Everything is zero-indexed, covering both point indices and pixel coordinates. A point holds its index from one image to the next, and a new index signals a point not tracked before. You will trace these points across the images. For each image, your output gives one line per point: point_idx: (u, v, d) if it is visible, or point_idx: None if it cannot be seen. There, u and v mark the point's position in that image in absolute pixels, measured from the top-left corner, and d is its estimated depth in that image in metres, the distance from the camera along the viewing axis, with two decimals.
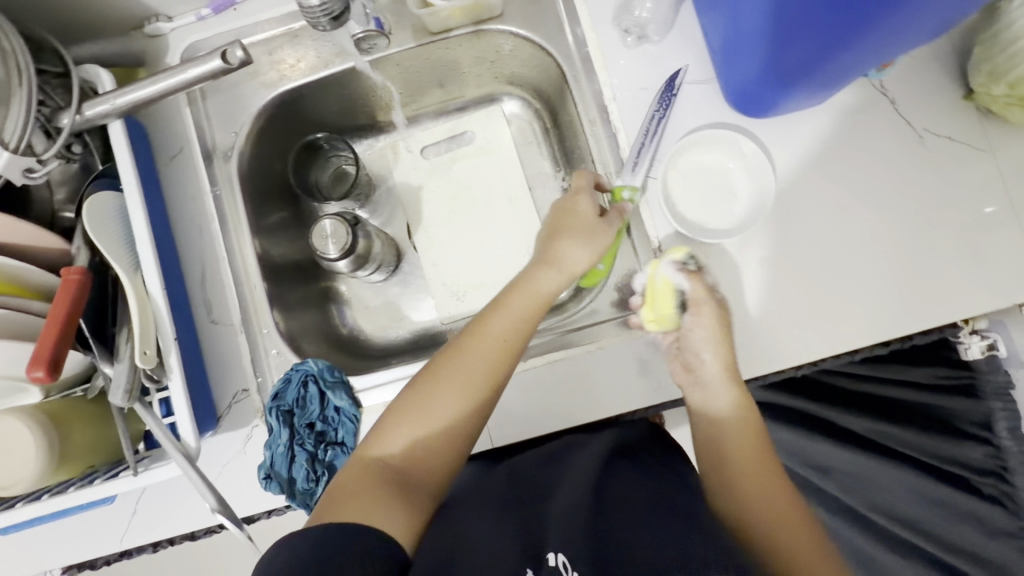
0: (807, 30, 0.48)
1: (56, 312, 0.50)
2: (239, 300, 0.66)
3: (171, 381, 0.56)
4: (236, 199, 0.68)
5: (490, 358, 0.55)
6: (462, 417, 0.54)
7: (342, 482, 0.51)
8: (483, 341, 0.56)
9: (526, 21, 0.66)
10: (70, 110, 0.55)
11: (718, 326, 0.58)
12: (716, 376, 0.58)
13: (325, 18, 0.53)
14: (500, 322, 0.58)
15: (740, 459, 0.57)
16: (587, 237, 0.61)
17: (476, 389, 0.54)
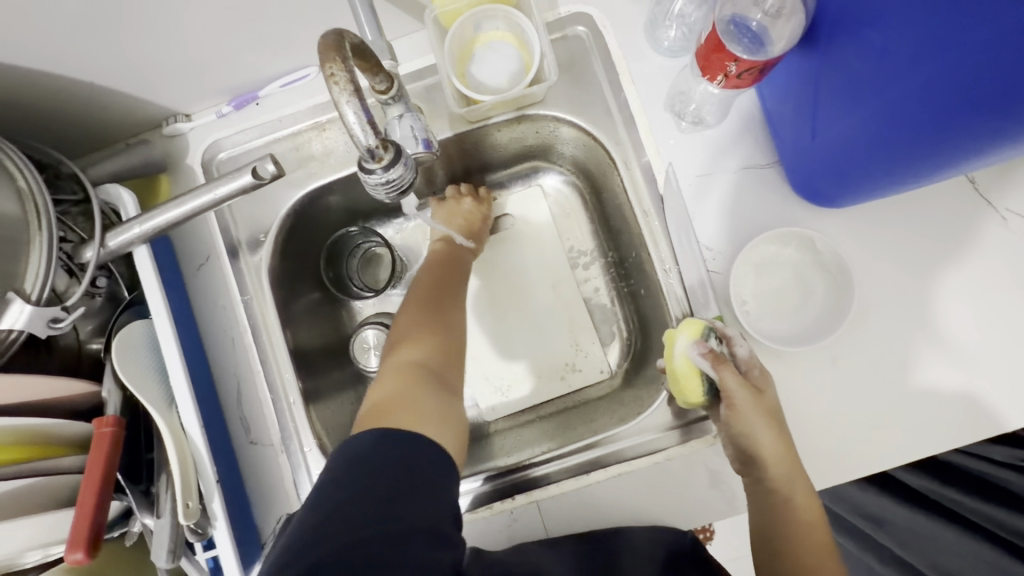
0: (880, 149, 0.45)
1: (91, 477, 0.46)
2: (277, 417, 0.62)
3: (216, 530, 0.52)
4: (267, 305, 0.64)
5: (458, 274, 0.67)
6: (453, 333, 0.60)
7: (386, 390, 0.51)
8: (440, 264, 0.67)
9: (570, 103, 0.62)
10: (93, 244, 0.51)
11: (759, 405, 0.51)
12: (762, 425, 0.51)
13: (391, 194, 0.40)
14: (440, 258, 0.68)
15: (809, 512, 0.51)
16: (462, 218, 0.70)
17: (452, 304, 0.62)
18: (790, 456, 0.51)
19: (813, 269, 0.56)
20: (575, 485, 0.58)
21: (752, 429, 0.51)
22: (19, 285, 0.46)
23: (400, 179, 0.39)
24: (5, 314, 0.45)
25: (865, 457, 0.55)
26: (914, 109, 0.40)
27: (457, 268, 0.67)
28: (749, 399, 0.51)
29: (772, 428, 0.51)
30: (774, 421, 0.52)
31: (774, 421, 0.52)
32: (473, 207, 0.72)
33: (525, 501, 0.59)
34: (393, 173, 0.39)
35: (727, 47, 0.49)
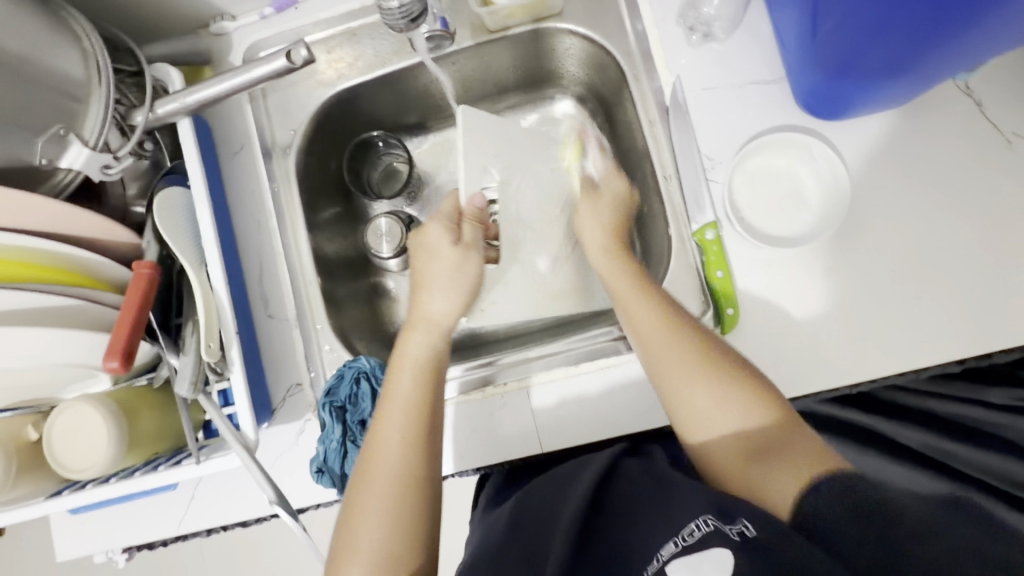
0: (877, 39, 0.47)
1: (129, 306, 0.52)
2: (295, 295, 0.67)
3: (232, 374, 0.57)
4: (293, 195, 0.70)
5: (409, 472, 0.52)
6: (404, 500, 0.51)
7: None
8: (398, 399, 0.55)
9: (586, 17, 0.65)
10: (144, 108, 0.56)
11: (614, 258, 0.61)
12: (651, 323, 0.55)
13: (403, 20, 0.53)
14: (401, 403, 0.54)
15: (706, 387, 0.52)
16: (466, 303, 0.62)
17: (400, 468, 0.52)
18: (697, 357, 0.53)
19: (808, 178, 0.59)
20: (566, 373, 0.62)
21: (689, 385, 0.52)
22: (80, 130, 0.52)
23: (410, 7, 0.52)
24: (65, 154, 0.51)
25: (849, 365, 0.56)
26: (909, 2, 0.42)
27: (414, 417, 0.54)
28: (637, 298, 0.57)
29: (674, 335, 0.54)
30: (684, 330, 0.54)
31: (691, 350, 0.53)
32: (456, 300, 0.61)
33: (515, 386, 0.63)
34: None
35: None
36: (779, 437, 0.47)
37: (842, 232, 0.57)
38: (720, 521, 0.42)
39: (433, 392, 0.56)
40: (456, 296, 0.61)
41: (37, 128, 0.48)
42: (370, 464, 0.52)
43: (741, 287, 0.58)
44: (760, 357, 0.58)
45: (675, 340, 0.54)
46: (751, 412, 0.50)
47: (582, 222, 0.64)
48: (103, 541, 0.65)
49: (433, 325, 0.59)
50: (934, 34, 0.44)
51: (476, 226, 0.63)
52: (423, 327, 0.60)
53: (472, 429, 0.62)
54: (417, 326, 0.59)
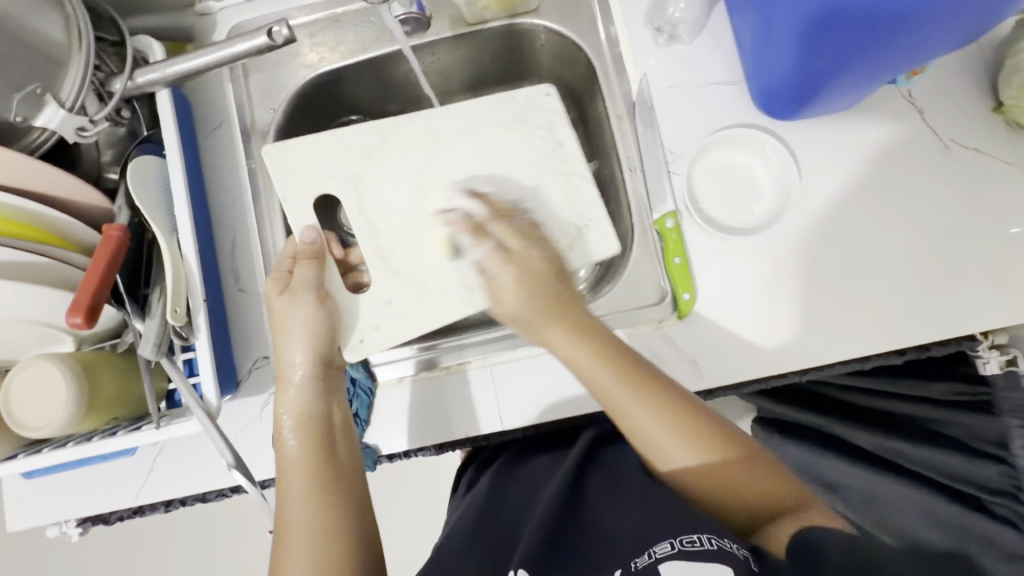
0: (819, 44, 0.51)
1: (96, 266, 0.52)
2: (266, 271, 0.68)
3: (197, 340, 0.57)
4: (269, 174, 0.70)
5: (320, 511, 0.53)
6: (328, 533, 0.52)
7: None
8: (288, 453, 0.56)
9: (560, 16, 0.68)
10: (123, 76, 0.57)
11: (612, 375, 0.52)
12: (653, 417, 0.52)
13: None
14: (298, 466, 0.55)
15: (690, 451, 0.52)
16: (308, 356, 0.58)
17: (320, 519, 0.53)
18: (717, 452, 0.51)
19: (761, 173, 0.63)
20: (528, 353, 0.63)
21: (648, 427, 0.52)
22: (57, 92, 0.53)
23: None
24: (40, 113, 0.51)
25: (798, 352, 0.59)
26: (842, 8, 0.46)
27: (313, 472, 0.55)
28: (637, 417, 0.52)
29: (675, 422, 0.52)
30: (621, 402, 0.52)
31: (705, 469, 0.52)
32: (297, 344, 0.58)
33: (479, 364, 0.64)
34: None
35: None
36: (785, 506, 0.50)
37: (790, 229, 0.60)
38: (722, 540, 0.47)
39: (326, 441, 0.57)
40: (294, 361, 0.58)
41: (14, 85, 0.49)
42: (287, 529, 0.53)
43: (699, 275, 0.61)
44: (715, 342, 0.60)
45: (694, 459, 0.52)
46: (774, 482, 0.51)
47: (494, 268, 0.56)
48: (58, 511, 0.64)
49: (290, 382, 0.57)
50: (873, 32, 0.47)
51: (308, 262, 0.60)
52: (288, 381, 0.58)
53: (435, 405, 0.63)
54: (282, 383, 0.58)
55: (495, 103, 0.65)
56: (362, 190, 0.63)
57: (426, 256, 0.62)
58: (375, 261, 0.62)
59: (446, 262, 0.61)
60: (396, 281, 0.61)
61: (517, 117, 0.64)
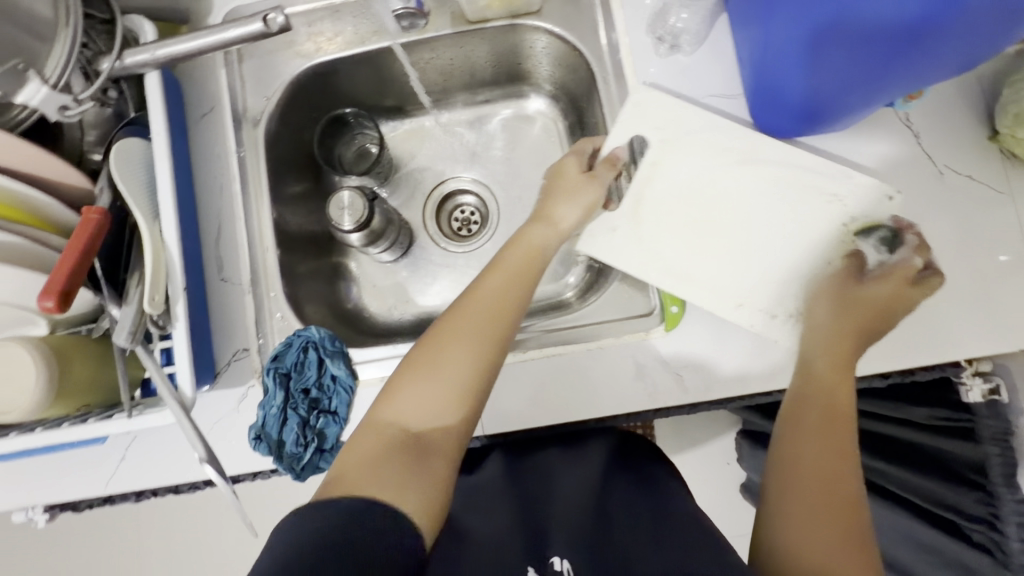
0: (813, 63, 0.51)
1: (72, 248, 0.51)
2: (251, 262, 0.66)
3: (175, 330, 0.56)
4: (259, 162, 0.69)
5: (470, 385, 0.50)
6: (461, 405, 0.50)
7: (338, 471, 0.47)
8: (486, 301, 0.54)
9: (563, 19, 0.67)
10: (111, 56, 0.56)
11: (836, 343, 0.53)
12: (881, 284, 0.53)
13: None
14: (508, 275, 0.55)
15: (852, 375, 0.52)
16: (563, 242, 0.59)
17: (485, 338, 0.52)
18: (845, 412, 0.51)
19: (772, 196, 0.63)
20: (513, 359, 0.62)
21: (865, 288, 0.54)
22: (41, 68, 0.51)
23: None
24: (22, 90, 0.50)
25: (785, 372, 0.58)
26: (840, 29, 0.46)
27: (485, 351, 0.51)
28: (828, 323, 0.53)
29: (843, 389, 0.51)
30: (850, 342, 0.53)
31: (834, 450, 0.50)
32: (578, 210, 0.58)
33: None
34: None
35: None
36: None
37: (795, 237, 0.57)
38: None
39: (533, 280, 0.56)
40: (563, 231, 0.58)
41: None
42: (453, 327, 0.52)
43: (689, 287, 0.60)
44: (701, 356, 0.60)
45: (830, 420, 0.50)
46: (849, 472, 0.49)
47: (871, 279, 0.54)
48: (23, 497, 0.63)
49: (559, 232, 0.58)
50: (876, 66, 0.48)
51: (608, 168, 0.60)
52: (544, 222, 0.59)
53: None
54: (541, 219, 0.58)
55: (818, 165, 0.58)
56: (666, 153, 0.59)
57: (670, 231, 0.58)
58: (629, 206, 0.59)
59: (678, 239, 0.58)
60: (636, 240, 0.58)
61: (833, 193, 0.57)
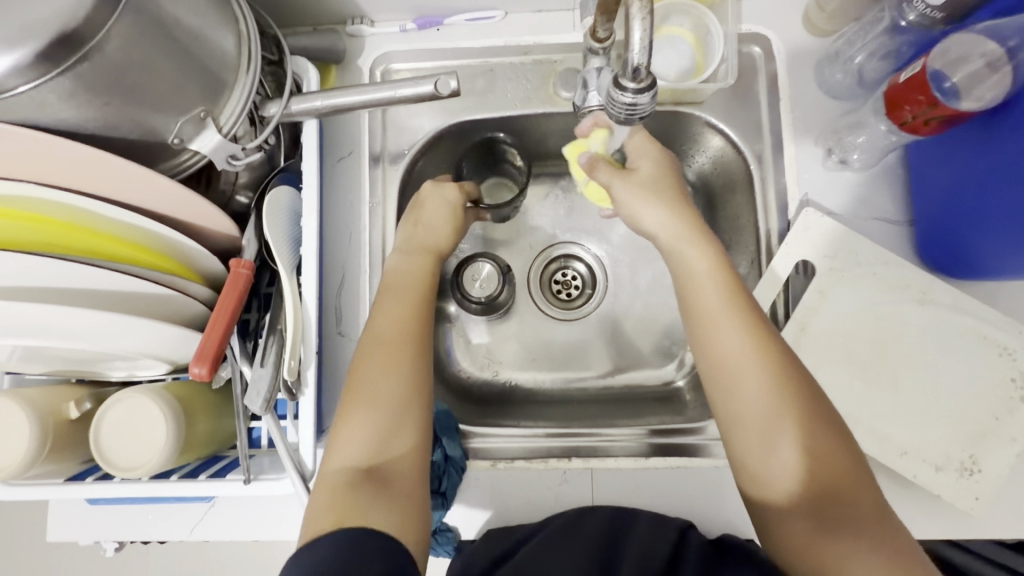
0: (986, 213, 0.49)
1: (223, 308, 0.48)
2: (370, 319, 0.64)
3: (304, 395, 0.54)
4: (388, 213, 0.67)
5: (409, 406, 0.51)
6: (409, 429, 0.51)
7: (325, 499, 0.46)
8: (386, 325, 0.55)
9: (724, 112, 0.65)
10: (280, 102, 0.54)
11: (719, 294, 0.53)
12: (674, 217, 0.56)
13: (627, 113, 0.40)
14: (395, 286, 0.58)
15: (733, 329, 0.51)
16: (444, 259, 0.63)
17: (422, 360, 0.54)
18: (789, 391, 0.49)
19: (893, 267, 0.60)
20: (634, 463, 0.60)
21: (702, 283, 0.53)
22: (217, 116, 0.48)
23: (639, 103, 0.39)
24: (197, 137, 0.47)
25: (933, 533, 0.54)
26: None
27: (407, 378, 0.52)
28: (708, 276, 0.53)
29: (734, 314, 0.52)
30: (727, 281, 0.53)
31: (781, 386, 0.49)
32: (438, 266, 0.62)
33: (580, 465, 0.61)
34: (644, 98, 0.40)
35: (931, 87, 0.49)
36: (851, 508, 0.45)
37: (961, 387, 0.54)
38: None
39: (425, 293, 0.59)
40: (431, 249, 0.62)
41: (180, 108, 0.45)
42: (371, 347, 0.54)
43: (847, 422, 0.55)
44: None
45: (752, 346, 0.50)
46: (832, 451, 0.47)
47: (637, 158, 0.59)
48: (98, 530, 0.60)
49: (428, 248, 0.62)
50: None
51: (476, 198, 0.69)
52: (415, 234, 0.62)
53: (525, 497, 0.61)
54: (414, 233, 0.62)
55: (992, 314, 0.55)
56: (835, 282, 0.56)
57: (829, 356, 0.55)
58: (793, 329, 0.56)
59: (838, 369, 0.55)
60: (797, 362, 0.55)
61: (1004, 344, 0.54)
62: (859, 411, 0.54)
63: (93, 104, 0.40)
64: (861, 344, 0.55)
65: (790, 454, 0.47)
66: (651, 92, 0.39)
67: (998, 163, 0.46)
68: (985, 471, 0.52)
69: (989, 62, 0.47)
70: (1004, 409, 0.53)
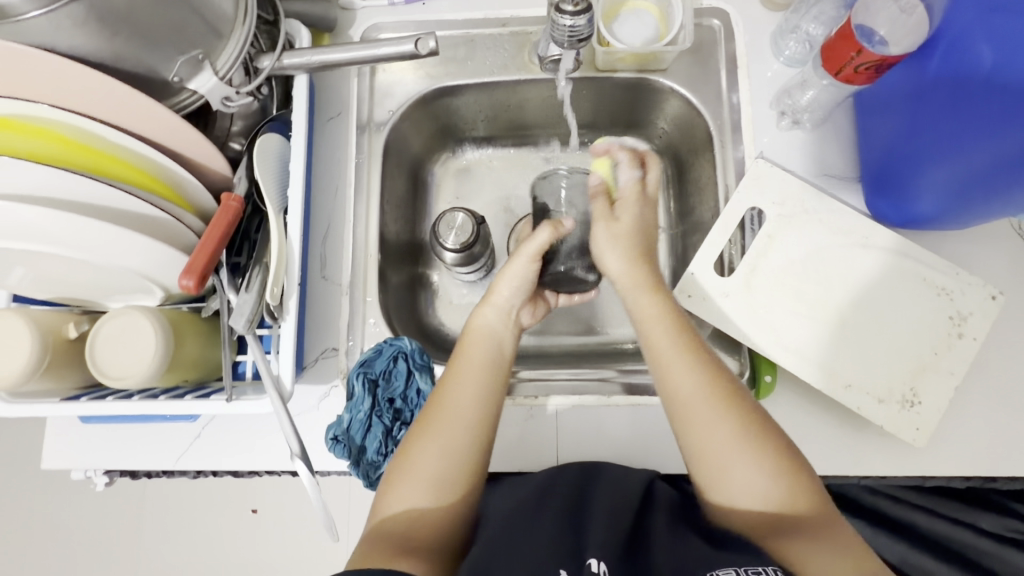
0: (948, 158, 0.51)
1: (212, 232, 0.53)
2: (352, 265, 0.68)
3: (285, 322, 0.58)
4: (373, 169, 0.71)
5: (458, 485, 0.51)
6: (451, 504, 0.51)
7: (360, 549, 0.48)
8: (463, 388, 0.55)
9: (687, 79, 0.70)
10: (272, 55, 0.59)
11: (670, 329, 0.56)
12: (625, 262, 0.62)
13: (568, 38, 0.59)
14: (479, 348, 0.59)
15: (686, 366, 0.53)
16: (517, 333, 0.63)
17: (486, 426, 0.54)
18: (749, 425, 0.50)
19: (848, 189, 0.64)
20: (597, 400, 0.63)
21: (654, 328, 0.57)
22: (214, 60, 0.53)
23: (578, 28, 0.58)
24: (196, 78, 0.53)
25: (878, 467, 0.57)
26: (1000, 151, 0.46)
27: (461, 457, 0.52)
28: (657, 317, 0.57)
29: (688, 359, 0.54)
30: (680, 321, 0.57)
31: (743, 422, 0.50)
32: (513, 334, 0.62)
33: (545, 401, 0.64)
34: (578, 20, 0.57)
35: (854, 36, 0.53)
36: (810, 527, 0.46)
37: (901, 325, 0.57)
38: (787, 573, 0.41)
39: (501, 365, 0.58)
40: (508, 319, 0.63)
41: (181, 48, 0.50)
42: (437, 404, 0.54)
43: (797, 357, 0.57)
44: (788, 430, 0.58)
45: (705, 386, 0.52)
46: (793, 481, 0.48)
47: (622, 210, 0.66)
48: (89, 458, 0.63)
49: (495, 304, 0.62)
50: (999, 178, 0.48)
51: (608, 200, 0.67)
52: (498, 305, 0.63)
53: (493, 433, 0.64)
54: (493, 302, 0.63)
55: (930, 258, 0.58)
56: (783, 229, 0.60)
57: (779, 296, 0.59)
58: (744, 271, 0.60)
59: (788, 307, 0.58)
60: (748, 302, 0.59)
61: (942, 286, 0.57)
62: (807, 346, 0.57)
63: (103, 36, 0.45)
64: (807, 284, 0.59)
65: (748, 486, 0.48)
66: (584, 15, 0.57)
67: (959, 98, 0.48)
68: (925, 404, 0.55)
69: (902, 7, 0.53)
70: (943, 345, 0.56)
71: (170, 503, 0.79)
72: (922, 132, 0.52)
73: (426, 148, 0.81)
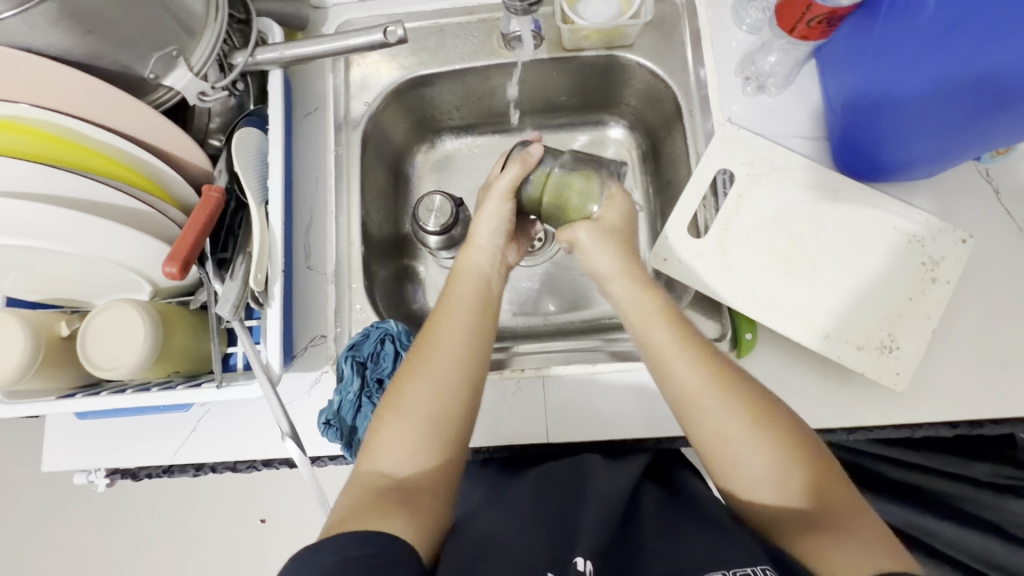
0: (910, 101, 0.51)
1: (194, 222, 0.54)
2: (336, 254, 0.69)
3: (270, 307, 0.59)
4: (354, 159, 0.73)
5: (445, 423, 0.52)
6: (439, 451, 0.51)
7: (350, 499, 0.48)
8: (456, 330, 0.56)
9: (653, 54, 0.71)
10: (245, 52, 0.61)
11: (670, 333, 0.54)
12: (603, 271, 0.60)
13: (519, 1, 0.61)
14: (469, 289, 0.59)
15: (689, 360, 0.52)
16: (505, 275, 0.64)
17: (476, 375, 0.55)
18: (761, 414, 0.49)
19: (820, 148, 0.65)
20: (582, 370, 0.64)
21: (654, 327, 0.55)
22: (188, 56, 0.55)
23: None
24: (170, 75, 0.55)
25: (863, 417, 0.57)
26: (954, 82, 0.46)
27: (450, 393, 0.53)
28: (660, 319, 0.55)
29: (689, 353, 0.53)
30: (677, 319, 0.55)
31: (755, 411, 0.50)
32: (501, 278, 0.63)
33: (532, 373, 0.65)
34: None
35: None
36: (830, 513, 0.46)
37: (874, 274, 0.58)
38: None
39: (488, 303, 0.60)
40: (494, 258, 0.63)
41: (155, 46, 0.52)
42: (433, 340, 0.56)
43: (775, 312, 0.58)
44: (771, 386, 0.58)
45: (713, 380, 0.51)
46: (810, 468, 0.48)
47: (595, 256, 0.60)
48: (90, 459, 0.64)
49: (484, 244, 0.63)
50: (962, 114, 0.48)
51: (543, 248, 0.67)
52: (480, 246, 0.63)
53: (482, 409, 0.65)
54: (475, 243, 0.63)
55: (900, 207, 0.59)
56: (752, 189, 0.62)
57: (753, 253, 0.60)
58: (716, 233, 0.61)
59: (764, 263, 0.60)
60: (724, 262, 0.60)
61: (912, 233, 0.58)
62: (784, 300, 0.58)
63: (78, 36, 0.47)
64: (780, 241, 0.60)
65: (761, 470, 0.48)
66: None
67: (912, 31, 0.48)
68: (904, 349, 0.56)
69: None
70: (918, 291, 0.57)
71: (175, 502, 0.81)
72: (876, 80, 0.53)
73: (405, 140, 0.83)
